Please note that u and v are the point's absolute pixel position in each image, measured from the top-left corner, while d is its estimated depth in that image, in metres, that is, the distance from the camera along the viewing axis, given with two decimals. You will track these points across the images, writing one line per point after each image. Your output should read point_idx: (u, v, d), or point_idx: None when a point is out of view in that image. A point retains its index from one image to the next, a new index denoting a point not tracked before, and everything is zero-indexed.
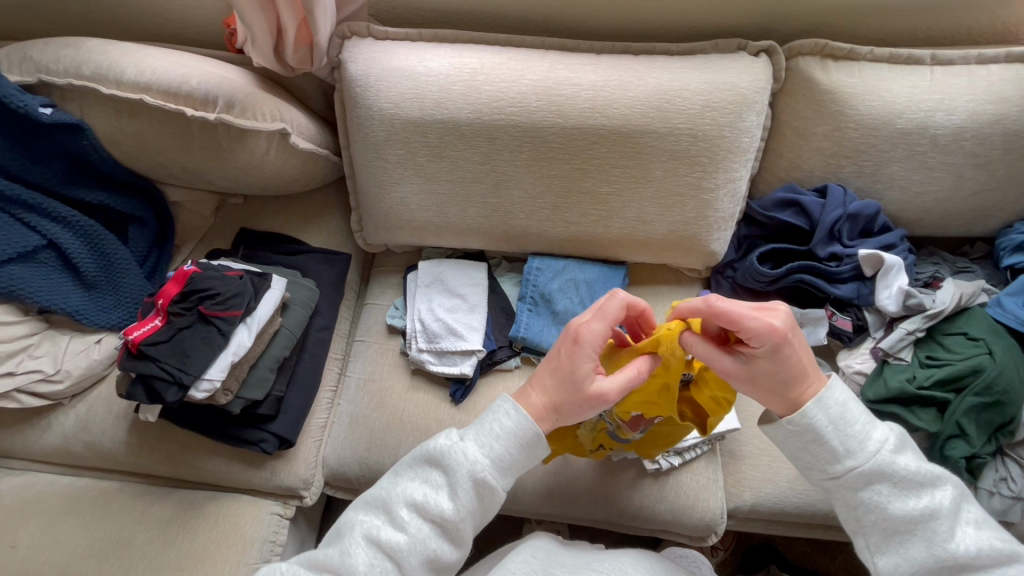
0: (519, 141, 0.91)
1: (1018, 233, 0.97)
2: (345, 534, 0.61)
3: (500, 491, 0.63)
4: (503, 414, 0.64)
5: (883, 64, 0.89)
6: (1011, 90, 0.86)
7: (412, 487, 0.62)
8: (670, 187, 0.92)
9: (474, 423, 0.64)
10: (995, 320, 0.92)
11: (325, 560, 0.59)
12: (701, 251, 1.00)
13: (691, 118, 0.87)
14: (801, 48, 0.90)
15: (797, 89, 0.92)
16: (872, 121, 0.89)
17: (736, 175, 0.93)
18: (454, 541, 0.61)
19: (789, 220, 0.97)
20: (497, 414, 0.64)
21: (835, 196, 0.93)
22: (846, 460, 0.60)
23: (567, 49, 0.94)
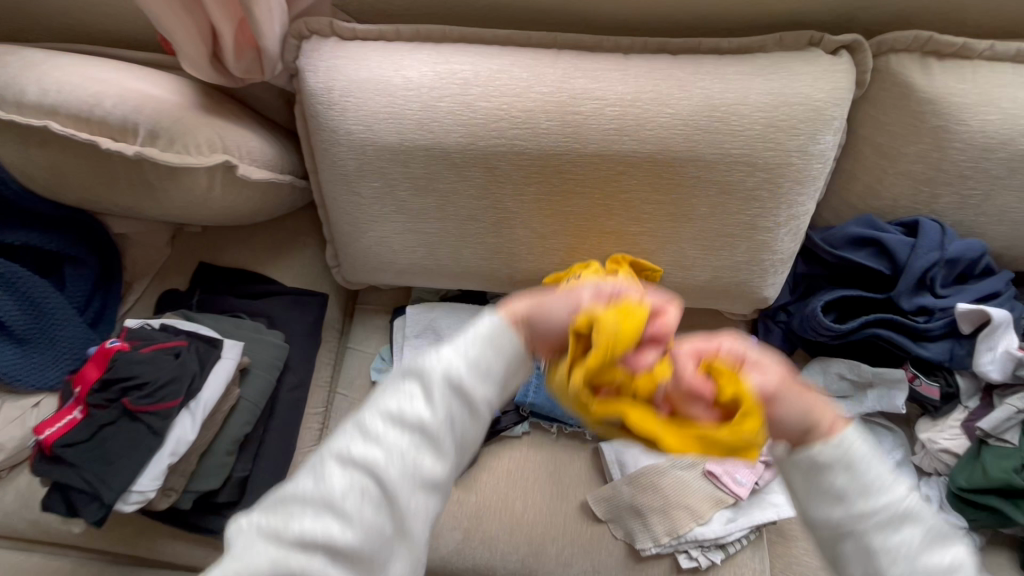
0: (526, 171, 0.71)
1: None
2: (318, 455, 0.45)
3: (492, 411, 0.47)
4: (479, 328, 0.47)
5: (1007, 63, 0.67)
6: None
7: (390, 402, 0.45)
8: (717, 228, 0.73)
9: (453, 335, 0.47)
10: None
11: (293, 494, 0.43)
12: (752, 296, 0.81)
13: (748, 141, 0.67)
14: (894, 43, 0.69)
15: (886, 96, 0.71)
16: (985, 140, 0.68)
17: (801, 209, 0.73)
18: (445, 456, 0.45)
19: (866, 264, 0.77)
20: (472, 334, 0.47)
21: (930, 235, 0.74)
22: (859, 500, 0.43)
23: (585, 48, 0.73)
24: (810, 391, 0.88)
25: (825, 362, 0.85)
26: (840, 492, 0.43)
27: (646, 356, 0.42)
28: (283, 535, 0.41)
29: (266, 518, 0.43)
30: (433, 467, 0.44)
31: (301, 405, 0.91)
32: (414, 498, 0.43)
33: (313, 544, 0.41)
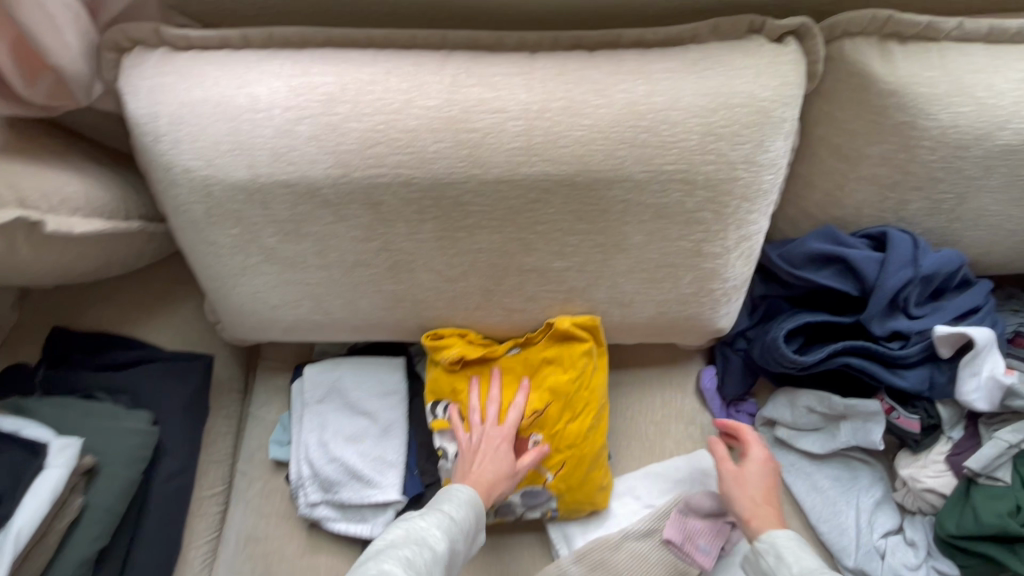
0: (418, 205, 0.57)
1: None
2: None
3: (472, 548, 0.57)
4: (456, 498, 0.57)
5: (978, 44, 0.56)
6: None
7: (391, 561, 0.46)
8: (656, 257, 0.61)
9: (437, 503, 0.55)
10: None
11: None
12: (706, 329, 0.70)
13: (685, 156, 0.54)
14: (849, 26, 0.57)
15: (841, 90, 0.59)
16: (958, 136, 0.57)
17: (753, 229, 0.61)
18: None
19: (829, 284, 0.66)
20: (453, 502, 0.56)
21: (901, 249, 0.64)
22: (787, 572, 0.54)
23: (482, 47, 0.59)
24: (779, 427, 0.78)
25: (793, 396, 0.75)
26: (774, 572, 0.55)
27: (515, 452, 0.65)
28: None
29: None
30: (460, 545, 0.53)
31: (185, 493, 0.76)
32: None
33: None
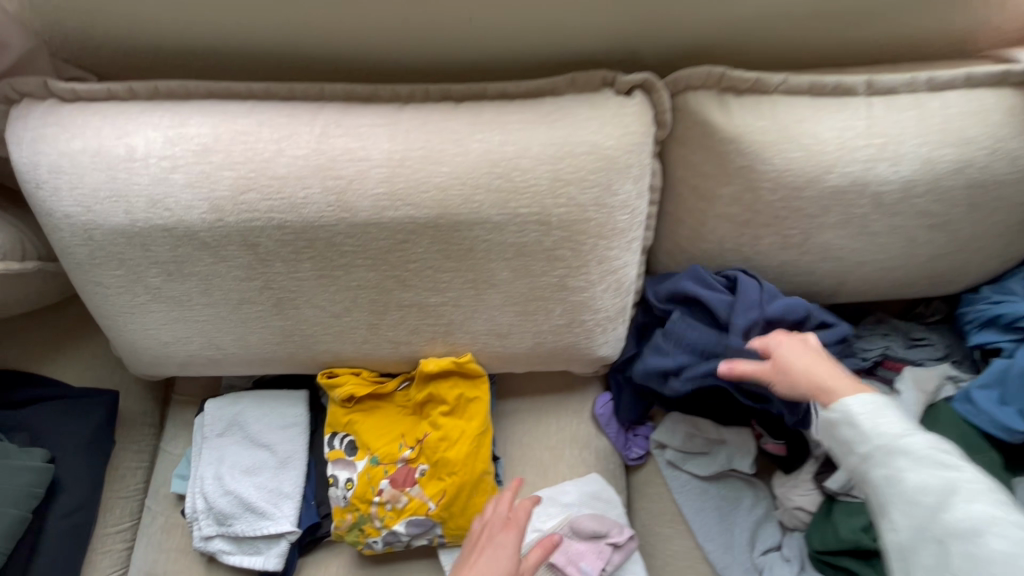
0: (294, 247, 0.61)
1: (982, 303, 0.75)
2: None
3: None
4: None
5: (805, 97, 0.62)
6: (974, 128, 0.61)
7: None
8: (525, 291, 0.64)
9: None
10: (966, 423, 0.71)
11: None
12: (586, 358, 0.74)
13: (536, 201, 0.59)
14: (687, 82, 0.63)
15: (690, 137, 0.65)
16: (792, 178, 0.63)
17: (617, 264, 0.66)
18: None
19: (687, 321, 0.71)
20: None
21: (748, 293, 0.69)
22: (867, 446, 0.49)
23: (359, 98, 0.63)
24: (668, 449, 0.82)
25: (676, 420, 0.80)
26: (854, 445, 0.50)
27: (401, 479, 0.69)
28: None
29: None
30: None
31: (83, 530, 0.76)
32: None
33: None
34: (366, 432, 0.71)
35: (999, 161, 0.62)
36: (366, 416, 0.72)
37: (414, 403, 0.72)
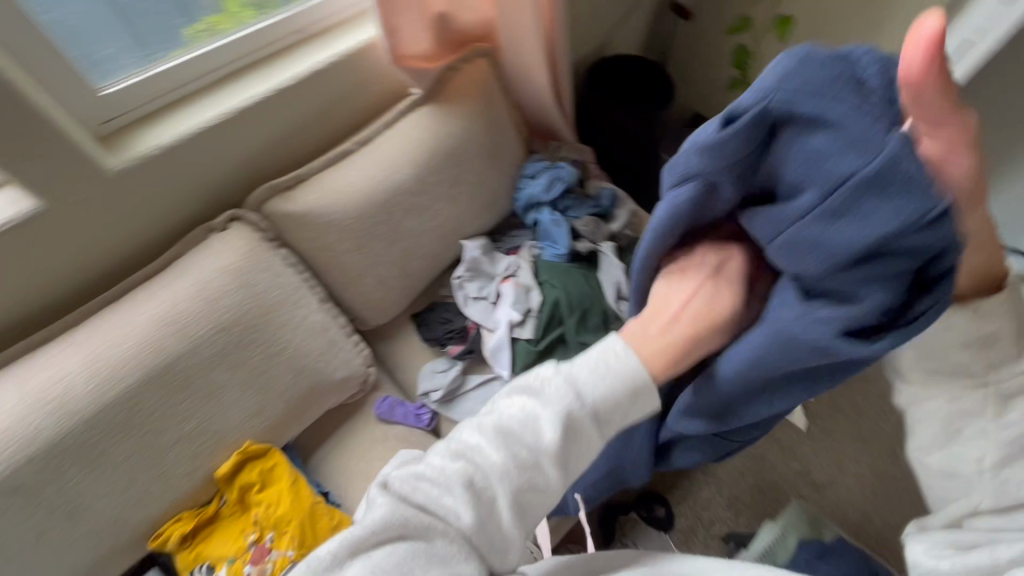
0: (48, 468, 0.75)
1: (519, 198, 1.19)
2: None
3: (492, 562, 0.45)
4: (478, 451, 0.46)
5: (329, 168, 0.98)
6: (424, 131, 1.02)
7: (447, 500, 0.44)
8: (247, 376, 0.88)
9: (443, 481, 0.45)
10: (550, 260, 1.14)
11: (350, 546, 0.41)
12: (337, 384, 1.01)
13: (210, 319, 0.85)
14: (259, 198, 0.95)
15: (285, 226, 0.96)
16: (355, 210, 0.98)
17: (296, 321, 0.94)
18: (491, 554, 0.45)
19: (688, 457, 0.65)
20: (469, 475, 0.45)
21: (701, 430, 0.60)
22: None
23: (34, 345, 0.81)
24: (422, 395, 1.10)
25: (428, 371, 1.11)
26: None
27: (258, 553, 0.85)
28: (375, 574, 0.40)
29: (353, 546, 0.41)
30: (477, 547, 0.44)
31: None
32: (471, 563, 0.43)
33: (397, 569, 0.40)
34: (215, 546, 0.87)
35: (452, 137, 1.04)
36: (208, 539, 0.88)
37: (236, 500, 0.89)
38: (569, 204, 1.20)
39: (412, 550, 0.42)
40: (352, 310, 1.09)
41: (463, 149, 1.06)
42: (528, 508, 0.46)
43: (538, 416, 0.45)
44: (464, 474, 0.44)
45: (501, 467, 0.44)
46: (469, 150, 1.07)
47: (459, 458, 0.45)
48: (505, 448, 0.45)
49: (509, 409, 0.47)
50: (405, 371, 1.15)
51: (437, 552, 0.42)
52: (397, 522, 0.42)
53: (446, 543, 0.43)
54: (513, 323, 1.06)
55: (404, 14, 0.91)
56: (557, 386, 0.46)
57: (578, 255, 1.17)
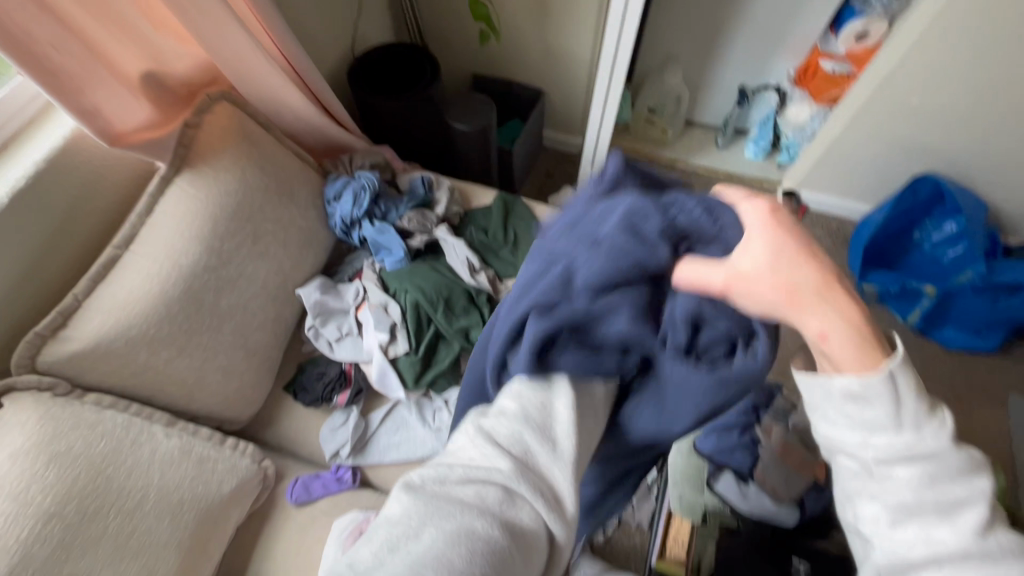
0: None
1: (335, 223, 1.13)
2: None
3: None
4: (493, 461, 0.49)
5: (100, 285, 0.84)
6: (193, 200, 0.91)
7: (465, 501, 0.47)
8: (112, 548, 0.74)
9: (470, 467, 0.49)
10: (393, 267, 1.11)
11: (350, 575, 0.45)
12: (232, 498, 0.90)
13: (31, 514, 0.70)
14: (28, 354, 0.79)
15: (80, 369, 0.82)
16: (155, 315, 0.86)
17: (144, 461, 0.81)
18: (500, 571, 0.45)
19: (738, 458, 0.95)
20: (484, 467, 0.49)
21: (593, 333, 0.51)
22: None
23: None
24: (333, 458, 1.03)
25: (328, 431, 1.04)
26: None
27: None
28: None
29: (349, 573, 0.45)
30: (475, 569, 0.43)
31: None
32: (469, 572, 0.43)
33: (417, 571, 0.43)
34: None
35: (229, 194, 0.95)
36: None
37: None
38: (386, 207, 1.16)
39: (419, 561, 0.43)
40: (212, 416, 0.97)
41: (247, 200, 0.97)
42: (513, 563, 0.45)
43: (501, 471, 0.48)
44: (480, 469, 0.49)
45: (505, 462, 0.48)
46: (255, 198, 0.98)
47: (441, 491, 0.48)
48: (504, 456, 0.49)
49: (513, 409, 0.51)
50: (305, 445, 1.06)
51: (443, 560, 0.43)
52: (389, 542, 0.45)
53: (454, 550, 0.44)
54: (384, 344, 1.02)
55: (94, 89, 0.78)
56: (517, 410, 0.51)
57: (417, 251, 1.15)
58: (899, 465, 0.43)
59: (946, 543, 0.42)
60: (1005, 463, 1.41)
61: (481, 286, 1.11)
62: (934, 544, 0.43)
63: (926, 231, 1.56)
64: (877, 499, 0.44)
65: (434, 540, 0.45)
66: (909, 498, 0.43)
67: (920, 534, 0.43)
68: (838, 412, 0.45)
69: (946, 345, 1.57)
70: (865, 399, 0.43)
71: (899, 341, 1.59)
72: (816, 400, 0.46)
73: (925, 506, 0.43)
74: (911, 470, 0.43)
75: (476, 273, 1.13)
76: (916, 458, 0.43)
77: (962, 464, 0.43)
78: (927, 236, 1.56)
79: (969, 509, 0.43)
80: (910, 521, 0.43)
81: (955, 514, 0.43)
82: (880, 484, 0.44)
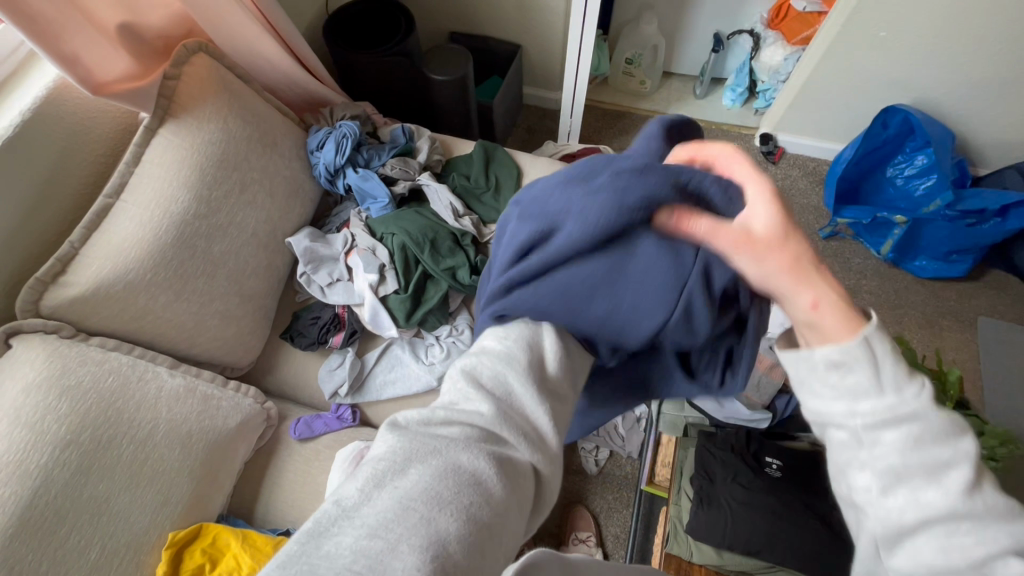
0: None
1: (319, 173, 1.16)
2: (320, 536, 0.38)
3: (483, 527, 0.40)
4: (476, 397, 0.49)
5: (93, 233, 0.87)
6: (177, 148, 0.93)
7: (456, 435, 0.45)
8: (127, 474, 0.79)
9: (451, 409, 0.48)
10: (379, 213, 1.14)
11: (336, 509, 0.40)
12: (238, 433, 0.95)
13: (50, 441, 0.74)
14: (30, 300, 0.82)
15: (81, 313, 0.85)
16: (148, 259, 0.88)
17: (151, 396, 0.85)
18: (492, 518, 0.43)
19: None
20: (469, 408, 0.48)
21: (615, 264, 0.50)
22: None
23: None
24: (330, 398, 1.07)
25: (326, 372, 1.07)
26: None
27: None
28: (351, 521, 0.39)
29: (334, 506, 0.40)
30: (473, 505, 0.41)
31: None
32: (465, 508, 0.40)
33: (411, 505, 0.39)
34: None
35: (212, 142, 0.97)
36: None
37: None
38: (369, 156, 1.19)
39: (413, 495, 0.40)
40: (214, 361, 1.01)
41: (231, 149, 0.99)
42: (510, 497, 0.43)
43: (482, 415, 0.47)
44: (467, 406, 0.48)
45: (488, 397, 0.48)
46: (238, 147, 1.00)
47: (424, 432, 0.45)
48: (491, 393, 0.49)
49: (492, 351, 0.52)
50: (305, 388, 1.11)
51: (440, 499, 0.40)
52: (375, 478, 0.41)
53: (452, 489, 0.41)
54: (374, 285, 1.06)
55: (71, 35, 0.80)
56: (502, 352, 0.51)
57: (401, 198, 1.18)
58: (886, 430, 0.41)
59: (935, 504, 0.39)
60: (975, 379, 1.49)
61: (465, 228, 1.15)
62: (925, 508, 0.39)
63: (898, 167, 1.59)
64: (866, 466, 0.41)
65: (422, 477, 0.41)
66: (896, 461, 0.40)
67: (908, 497, 0.40)
68: (823, 382, 0.43)
69: (917, 274, 1.64)
70: (847, 365, 0.41)
71: (874, 273, 1.65)
72: (800, 371, 0.45)
73: (913, 469, 0.40)
74: (900, 432, 0.40)
75: (459, 216, 1.16)
76: (901, 420, 0.40)
77: (946, 423, 0.40)
78: (899, 172, 1.59)
79: (957, 470, 0.39)
80: (898, 484, 0.40)
81: (943, 473, 0.39)
82: (869, 451, 0.41)
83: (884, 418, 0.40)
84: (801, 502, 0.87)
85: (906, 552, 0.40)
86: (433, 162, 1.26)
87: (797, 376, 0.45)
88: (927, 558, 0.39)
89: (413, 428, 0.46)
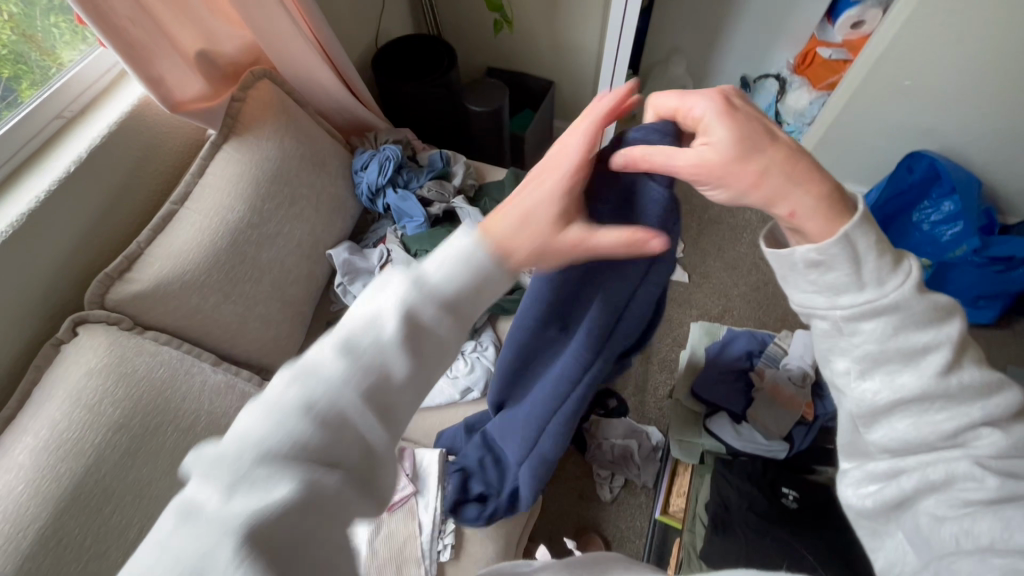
0: None
1: (361, 192, 1.24)
2: None
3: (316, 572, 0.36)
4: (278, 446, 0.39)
5: (159, 235, 0.95)
6: (239, 162, 1.02)
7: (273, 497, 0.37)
8: (170, 461, 0.84)
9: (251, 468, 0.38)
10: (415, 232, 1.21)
11: None
12: None
13: (104, 423, 0.80)
14: (98, 292, 0.90)
15: (141, 308, 0.92)
16: (204, 261, 0.95)
17: (196, 389, 0.91)
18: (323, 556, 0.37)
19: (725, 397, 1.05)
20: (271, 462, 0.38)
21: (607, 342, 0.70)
22: None
23: None
24: None
25: None
26: None
27: None
28: None
29: None
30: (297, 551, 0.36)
31: None
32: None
33: None
34: None
35: (269, 158, 1.05)
36: None
37: None
38: (408, 179, 1.27)
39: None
40: (252, 362, 1.07)
41: (285, 165, 1.08)
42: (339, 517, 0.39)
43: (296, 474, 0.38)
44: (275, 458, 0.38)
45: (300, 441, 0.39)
46: (291, 164, 1.09)
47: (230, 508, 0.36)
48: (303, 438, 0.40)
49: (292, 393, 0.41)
50: None
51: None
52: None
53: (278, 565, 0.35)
54: None
55: (158, 60, 0.90)
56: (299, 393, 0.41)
57: (435, 218, 1.24)
58: (864, 320, 0.47)
59: (912, 384, 0.46)
60: None
61: None
62: (900, 389, 0.47)
63: (924, 212, 1.60)
64: (846, 354, 0.49)
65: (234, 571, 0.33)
66: (872, 349, 0.47)
67: (886, 380, 0.47)
68: (805, 281, 0.49)
69: None
70: (825, 264, 0.47)
71: None
72: (785, 270, 0.50)
73: (888, 353, 0.47)
74: (876, 322, 0.47)
75: None
76: (879, 311, 0.46)
77: (924, 310, 0.46)
78: (925, 217, 1.60)
79: (934, 353, 0.46)
80: (876, 368, 0.47)
81: (921, 358, 0.46)
82: (850, 339, 0.48)
83: (862, 311, 0.47)
84: (817, 540, 0.87)
85: (884, 429, 0.48)
86: (467, 187, 1.33)
87: (785, 271, 0.50)
88: (905, 430, 0.46)
89: (254, 489, 0.37)
